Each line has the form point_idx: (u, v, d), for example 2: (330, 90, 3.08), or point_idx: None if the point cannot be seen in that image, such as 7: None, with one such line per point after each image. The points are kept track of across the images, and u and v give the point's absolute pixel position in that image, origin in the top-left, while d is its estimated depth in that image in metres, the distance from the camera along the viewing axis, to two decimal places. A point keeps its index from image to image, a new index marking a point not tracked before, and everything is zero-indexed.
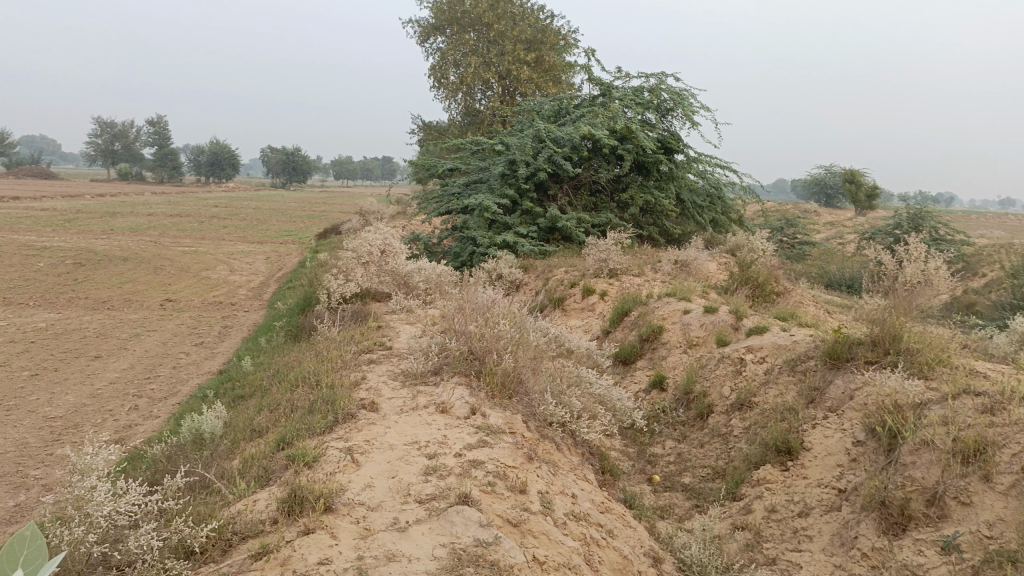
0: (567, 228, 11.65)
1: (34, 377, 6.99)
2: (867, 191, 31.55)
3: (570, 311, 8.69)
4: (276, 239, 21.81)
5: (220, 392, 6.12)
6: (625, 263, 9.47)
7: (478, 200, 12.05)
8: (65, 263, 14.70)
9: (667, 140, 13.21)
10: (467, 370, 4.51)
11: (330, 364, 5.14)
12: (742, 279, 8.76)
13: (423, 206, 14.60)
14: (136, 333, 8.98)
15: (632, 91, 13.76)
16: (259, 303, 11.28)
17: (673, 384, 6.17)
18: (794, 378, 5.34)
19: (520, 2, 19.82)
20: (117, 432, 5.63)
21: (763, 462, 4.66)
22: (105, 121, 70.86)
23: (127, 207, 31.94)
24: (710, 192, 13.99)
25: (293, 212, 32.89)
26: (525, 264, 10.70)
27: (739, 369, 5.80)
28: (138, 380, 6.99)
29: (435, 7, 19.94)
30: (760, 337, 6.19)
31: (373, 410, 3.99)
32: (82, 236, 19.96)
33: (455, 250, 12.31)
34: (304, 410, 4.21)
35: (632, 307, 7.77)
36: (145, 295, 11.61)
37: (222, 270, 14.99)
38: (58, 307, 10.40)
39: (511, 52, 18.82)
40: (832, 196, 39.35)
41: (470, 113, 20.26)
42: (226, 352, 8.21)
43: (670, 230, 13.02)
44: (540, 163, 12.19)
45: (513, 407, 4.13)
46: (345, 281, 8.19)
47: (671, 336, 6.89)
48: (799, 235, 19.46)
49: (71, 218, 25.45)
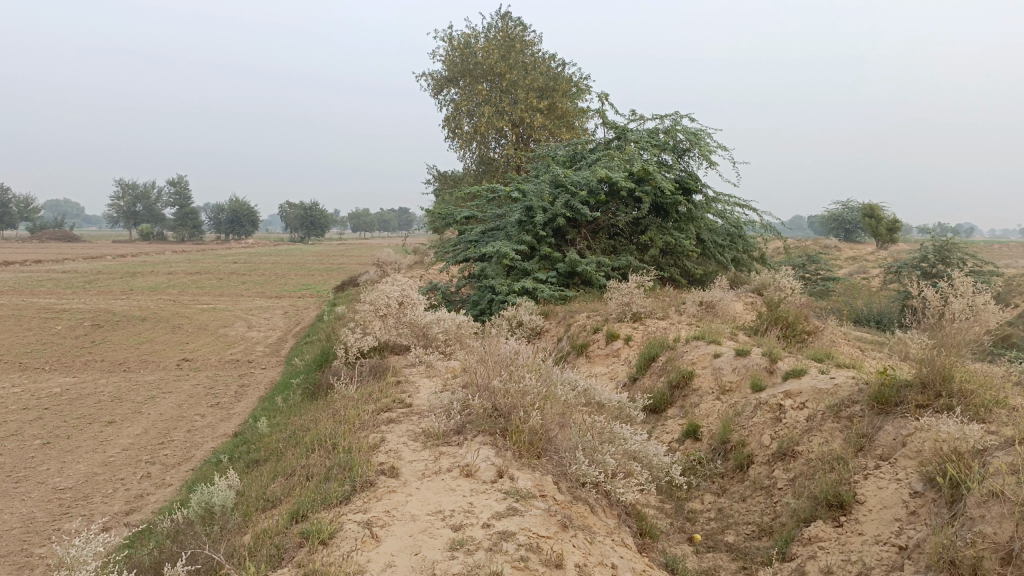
0: (587, 272, 11.45)
1: (46, 446, 6.79)
2: (888, 225, 31.13)
3: (594, 358, 8.42)
4: (294, 294, 21.78)
5: (235, 456, 5.88)
6: (649, 307, 9.20)
7: (495, 248, 11.91)
8: (84, 325, 14.66)
9: (685, 181, 13.04)
10: (491, 429, 4.24)
11: (348, 425, 4.90)
12: (770, 319, 8.46)
13: (439, 255, 14.48)
14: (151, 396, 8.79)
15: (647, 134, 13.68)
16: (276, 360, 11.10)
17: (708, 433, 5.85)
18: (839, 425, 5.01)
19: (532, 51, 19.97)
20: (128, 503, 5.39)
21: (813, 518, 4.33)
22: (127, 183, 72.31)
23: (148, 266, 32.20)
24: (732, 231, 13.74)
25: (310, 266, 33.05)
26: (545, 310, 10.47)
27: (778, 416, 5.48)
28: (152, 446, 6.78)
29: (448, 60, 20.16)
30: (798, 380, 5.87)
31: (393, 475, 3.73)
32: (102, 297, 20.02)
33: (473, 298, 12.12)
34: (320, 477, 3.96)
35: (660, 352, 7.49)
36: (162, 355, 11.47)
37: (240, 327, 14.88)
38: (75, 371, 10.27)
39: (524, 101, 18.88)
40: (851, 232, 38.93)
41: (484, 161, 20.30)
42: (243, 412, 8.00)
43: (692, 271, 12.77)
44: (557, 209, 12.07)
45: (541, 467, 3.85)
46: (362, 335, 7.99)
47: (702, 381, 6.60)
48: (822, 271, 19.11)
49: (92, 279, 25.67)
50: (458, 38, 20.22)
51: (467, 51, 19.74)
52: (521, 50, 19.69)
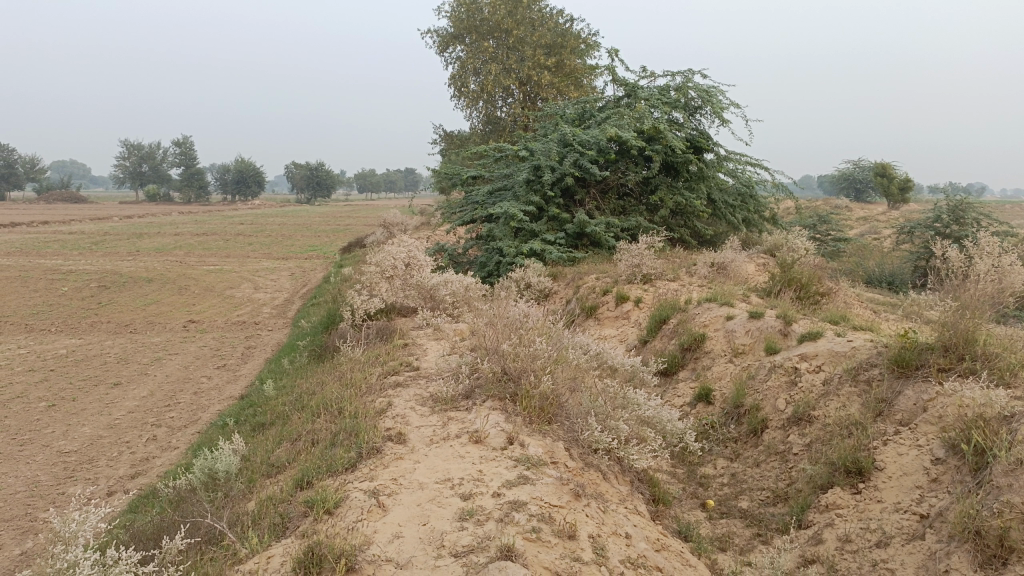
0: (596, 233, 11.27)
1: (51, 408, 6.74)
2: (900, 184, 30.68)
3: (604, 320, 8.30)
4: (300, 255, 21.68)
5: (241, 420, 5.81)
6: (659, 268, 9.05)
7: (503, 208, 11.74)
8: (90, 287, 14.60)
9: (696, 139, 12.77)
10: (501, 393, 4.13)
11: (354, 390, 4.80)
12: (783, 280, 8.30)
13: (446, 216, 14.30)
14: (157, 358, 8.73)
15: (658, 91, 13.37)
16: (283, 322, 11.03)
17: (721, 397, 5.74)
18: (857, 389, 4.89)
19: (539, 6, 19.50)
20: (133, 467, 5.33)
21: (831, 485, 4.23)
22: (132, 144, 72.04)
23: (155, 228, 32.11)
24: (743, 191, 13.49)
25: (316, 227, 32.90)
26: (554, 272, 10.32)
27: (794, 380, 5.35)
28: (157, 409, 6.71)
29: (454, 16, 19.72)
30: (814, 343, 5.73)
31: (400, 442, 3.63)
32: (108, 258, 19.96)
33: (481, 260, 11.98)
34: (325, 443, 3.86)
35: (671, 314, 7.35)
36: (168, 317, 11.41)
37: (247, 288, 14.80)
38: (81, 332, 10.22)
39: (531, 58, 18.49)
40: (862, 191, 38.45)
41: (491, 120, 19.99)
42: (249, 374, 7.92)
43: (702, 232, 12.57)
44: (566, 168, 11.85)
45: (553, 433, 3.75)
46: (369, 297, 7.88)
47: (714, 344, 6.47)
48: (833, 232, 18.85)
49: (99, 240, 25.64)
50: None
51: (473, 6, 19.28)
52: (528, 6, 19.22)
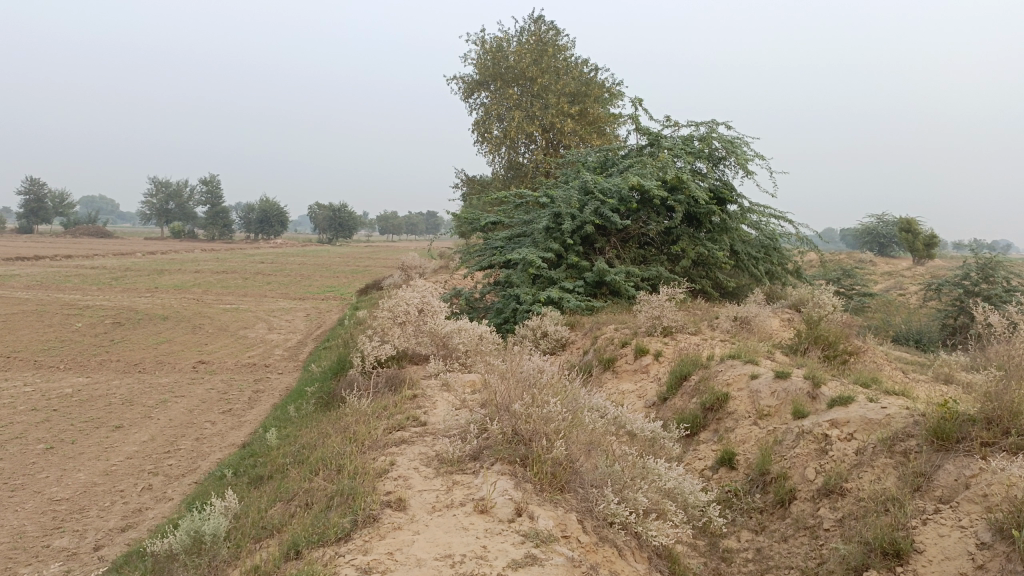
0: (616, 283, 11.04)
1: (48, 451, 6.53)
2: (925, 240, 30.26)
3: (622, 373, 8.02)
4: (318, 296, 21.60)
5: (240, 471, 5.56)
6: (680, 321, 8.78)
7: (521, 254, 11.58)
8: (105, 323, 14.52)
9: (719, 190, 12.58)
10: (511, 456, 3.87)
11: (356, 445, 4.55)
12: (810, 338, 7.99)
13: (464, 261, 14.16)
14: (163, 400, 8.53)
15: (681, 140, 13.25)
16: (294, 365, 10.82)
17: (745, 462, 5.43)
18: (893, 461, 4.57)
19: (564, 55, 19.62)
20: (124, 519, 5.08)
21: (866, 567, 3.89)
22: (160, 182, 73.24)
23: (176, 264, 32.31)
24: (766, 243, 13.25)
25: (336, 267, 32.95)
26: (571, 321, 10.07)
27: (824, 448, 5.03)
28: (156, 455, 6.49)
29: (479, 63, 19.90)
30: (845, 409, 5.42)
31: (400, 509, 3.36)
32: (127, 294, 19.98)
33: (497, 306, 11.77)
34: (320, 506, 3.60)
35: (692, 370, 7.05)
36: (179, 357, 11.24)
37: (261, 329, 14.66)
38: (89, 371, 10.07)
39: (555, 106, 18.53)
40: (887, 245, 37.99)
41: (513, 166, 19.99)
42: (255, 420, 7.69)
43: (724, 283, 12.30)
44: (586, 216, 11.69)
45: (565, 503, 3.47)
46: (381, 342, 7.67)
47: (738, 405, 6.17)
48: (858, 286, 18.49)
49: (120, 276, 25.76)
50: (489, 42, 19.96)
51: (499, 54, 19.43)
52: (553, 54, 19.33)
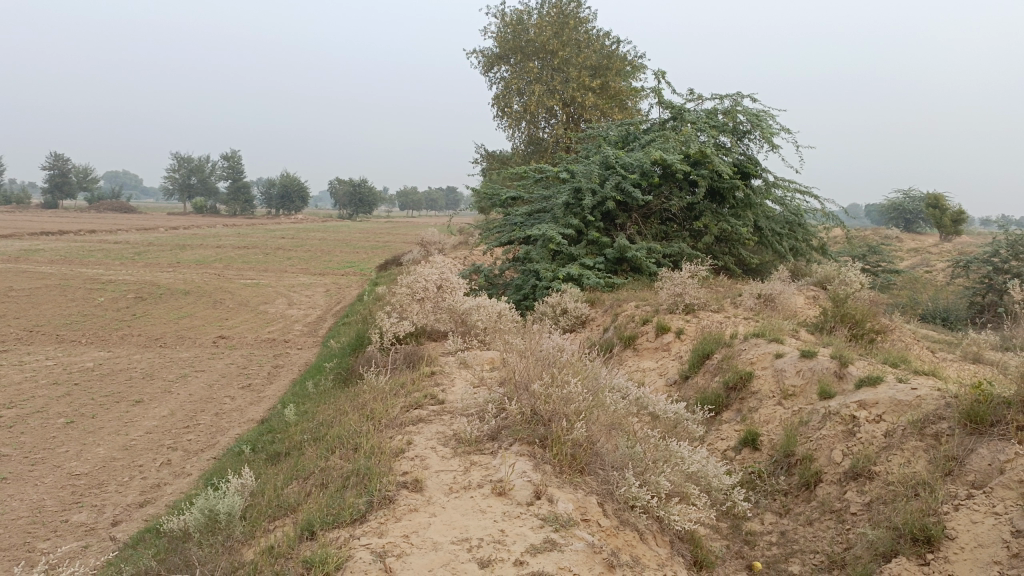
0: (637, 259, 10.89)
1: (69, 425, 6.56)
2: (953, 216, 29.66)
3: (642, 351, 7.91)
4: (337, 271, 21.62)
5: (258, 447, 5.54)
6: (703, 298, 8.63)
7: (541, 230, 11.47)
8: (127, 298, 14.59)
9: (744, 164, 12.34)
10: (530, 437, 3.78)
11: (373, 423, 4.49)
12: (836, 316, 7.82)
13: (483, 237, 14.06)
14: (183, 375, 8.54)
15: (705, 114, 12.99)
16: (313, 341, 10.81)
17: (769, 443, 5.32)
18: (923, 444, 4.44)
19: (586, 28, 19.29)
20: (143, 494, 5.08)
21: (895, 553, 3.78)
22: (183, 157, 73.60)
23: (197, 239, 32.38)
24: (791, 219, 13.01)
25: (356, 243, 32.97)
26: (592, 298, 9.95)
27: (851, 430, 4.90)
28: (176, 430, 6.49)
29: (499, 36, 19.63)
30: (873, 390, 5.27)
31: (416, 490, 3.29)
32: (149, 269, 20.10)
33: (516, 283, 11.68)
34: (336, 486, 3.54)
35: (715, 349, 6.92)
36: (199, 332, 11.27)
37: (281, 304, 14.67)
38: (111, 345, 10.12)
39: (575, 79, 18.25)
40: (913, 221, 37.34)
41: (533, 141, 19.77)
42: (274, 396, 7.68)
43: (747, 260, 12.10)
44: (607, 191, 11.52)
45: (585, 486, 3.38)
46: (399, 319, 7.62)
47: (761, 384, 6.04)
48: (883, 263, 18.18)
49: (142, 250, 25.94)
50: (509, 14, 19.65)
51: (519, 27, 19.14)
52: (574, 27, 18.99)
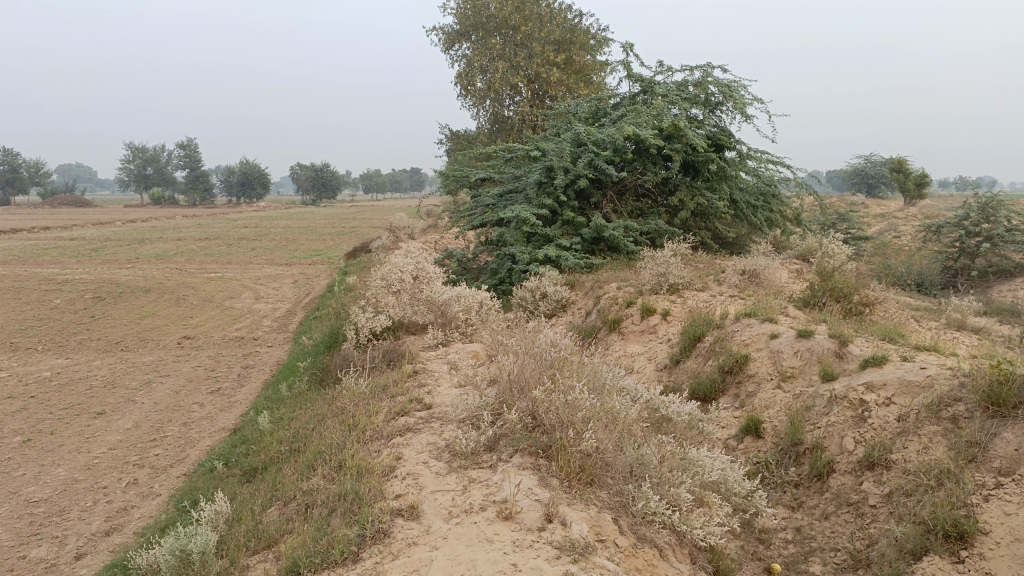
0: (614, 238, 10.58)
1: (25, 444, 6.09)
2: (917, 180, 29.75)
3: (628, 334, 7.61)
4: (305, 260, 21.03)
5: (231, 461, 5.15)
6: (687, 277, 8.35)
7: (514, 212, 11.10)
8: (85, 299, 13.94)
9: (718, 137, 12.07)
10: (533, 447, 3.48)
11: (357, 435, 4.14)
12: (825, 290, 7.59)
13: (453, 220, 13.64)
14: (147, 381, 8.07)
15: (676, 86, 12.68)
16: (284, 337, 10.36)
17: (773, 430, 5.07)
18: (941, 429, 4.22)
19: (546, 2, 18.80)
20: (108, 520, 4.68)
21: (925, 550, 3.54)
22: (137, 148, 71.71)
23: (156, 232, 31.49)
24: (765, 190, 12.79)
25: (322, 230, 32.26)
26: (571, 280, 9.62)
27: (862, 415, 4.67)
28: (141, 444, 6.06)
29: (459, 12, 19.08)
30: (879, 370, 5.04)
31: (412, 518, 2.96)
32: (107, 267, 19.34)
33: (492, 267, 11.33)
34: (320, 515, 3.19)
35: (706, 330, 6.62)
36: (163, 332, 10.75)
37: (247, 299, 14.12)
38: (68, 351, 9.57)
39: (539, 55, 17.80)
40: (874, 186, 37.50)
41: (498, 119, 19.32)
42: (245, 401, 7.27)
43: (724, 234, 11.87)
44: (581, 169, 11.17)
45: (597, 501, 3.08)
46: (374, 313, 7.23)
47: (759, 367, 5.78)
48: (853, 231, 18.16)
49: (99, 246, 25.00)
50: None
51: (479, 3, 18.61)
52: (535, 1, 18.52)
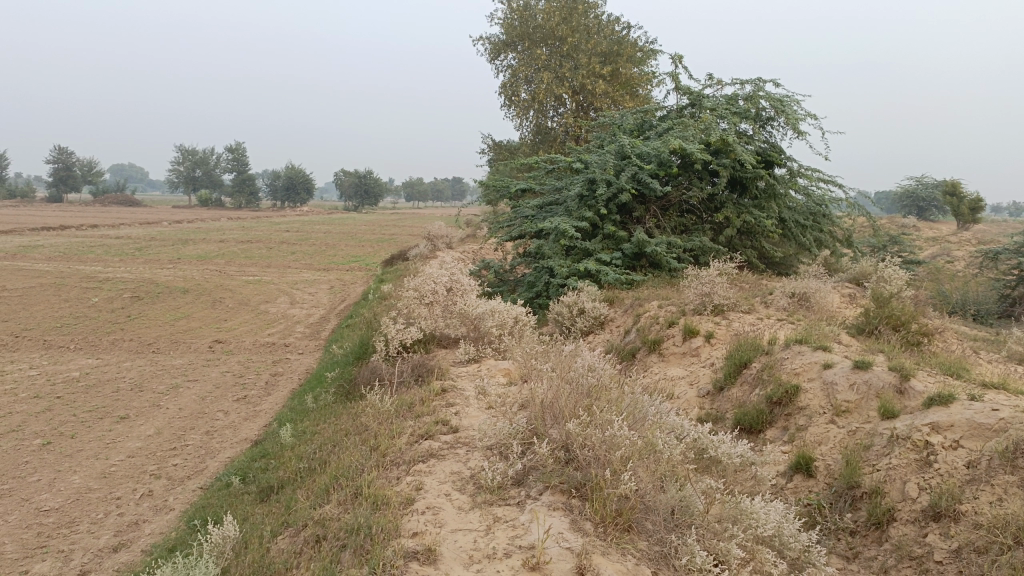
0: (656, 254, 10.22)
1: (45, 448, 5.96)
2: (971, 204, 28.70)
3: (669, 356, 7.25)
4: (342, 266, 20.98)
5: (249, 477, 4.93)
6: (732, 298, 7.95)
7: (554, 223, 10.83)
8: (123, 298, 13.98)
9: (767, 153, 11.64)
10: (566, 485, 3.18)
11: (377, 459, 3.88)
12: (880, 318, 7.15)
13: (491, 230, 13.40)
14: (175, 385, 7.94)
15: (725, 100, 12.29)
16: (316, 344, 10.19)
17: (826, 470, 4.68)
18: (1019, 481, 3.80)
19: (594, 14, 18.56)
20: (117, 535, 4.49)
21: None
22: (187, 151, 73.16)
23: (200, 233, 31.90)
24: (816, 210, 12.30)
25: (362, 236, 32.36)
26: (610, 297, 9.29)
27: (927, 459, 4.25)
28: (161, 453, 5.89)
29: (506, 23, 18.93)
30: (946, 409, 4.63)
31: (428, 563, 2.67)
32: (149, 266, 19.50)
33: (529, 280, 11.05)
34: (330, 551, 2.92)
35: (753, 356, 6.23)
36: (195, 335, 10.66)
37: (283, 303, 14.02)
38: (100, 352, 9.52)
39: (585, 66, 17.53)
40: (926, 208, 36.35)
41: (541, 131, 19.09)
42: (270, 411, 7.08)
43: (771, 253, 11.43)
44: (624, 182, 10.85)
45: (635, 551, 2.76)
46: (405, 325, 6.99)
47: (810, 399, 5.40)
48: (904, 253, 17.52)
49: (143, 245, 25.32)
50: (517, 0, 18.95)
51: (526, 13, 18.45)
52: (583, 13, 18.28)
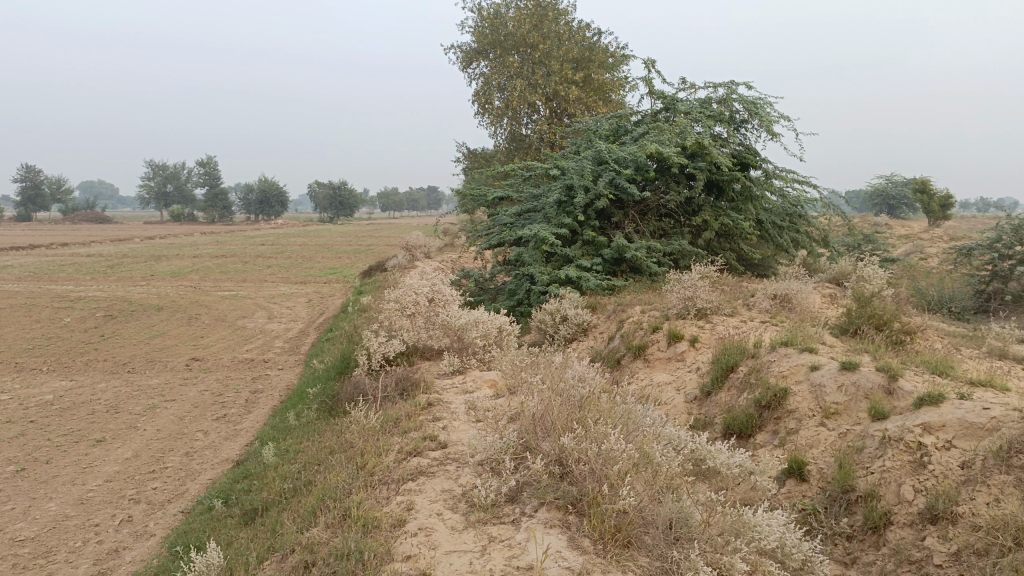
0: (636, 259, 10.18)
1: (17, 475, 5.76)
2: (941, 201, 29.09)
3: (654, 362, 7.19)
4: (319, 279, 20.76)
5: (231, 500, 4.79)
6: (715, 301, 7.92)
7: (533, 231, 10.76)
8: (96, 317, 13.68)
9: (743, 155, 11.67)
10: (562, 501, 3.09)
11: (365, 478, 3.77)
12: (863, 317, 7.15)
13: (470, 238, 13.30)
14: (151, 406, 7.75)
15: (699, 104, 12.32)
16: (295, 360, 10.02)
17: (819, 473, 4.64)
18: (1014, 480, 3.78)
19: (565, 20, 18.57)
20: (96, 564, 4.33)
21: None
22: (158, 165, 72.33)
23: (172, 249, 31.48)
24: (792, 211, 12.36)
25: (337, 247, 32.12)
26: (591, 303, 9.23)
27: (920, 460, 4.22)
28: (139, 476, 5.72)
29: (477, 31, 18.88)
30: (936, 409, 4.60)
31: None
32: (121, 284, 19.15)
33: (510, 288, 10.97)
34: None
35: (739, 360, 6.19)
36: (171, 353, 10.44)
37: (260, 318, 13.81)
38: (73, 373, 9.28)
39: (558, 73, 17.52)
40: (896, 207, 36.82)
41: (516, 138, 19.05)
42: (251, 429, 6.92)
43: (750, 255, 11.44)
44: (602, 188, 10.82)
45: (637, 568, 2.68)
46: (387, 337, 6.87)
47: (799, 402, 5.36)
48: (879, 252, 17.67)
49: (115, 263, 24.91)
50: (487, 8, 18.92)
51: (498, 21, 18.41)
52: (554, 20, 18.28)
